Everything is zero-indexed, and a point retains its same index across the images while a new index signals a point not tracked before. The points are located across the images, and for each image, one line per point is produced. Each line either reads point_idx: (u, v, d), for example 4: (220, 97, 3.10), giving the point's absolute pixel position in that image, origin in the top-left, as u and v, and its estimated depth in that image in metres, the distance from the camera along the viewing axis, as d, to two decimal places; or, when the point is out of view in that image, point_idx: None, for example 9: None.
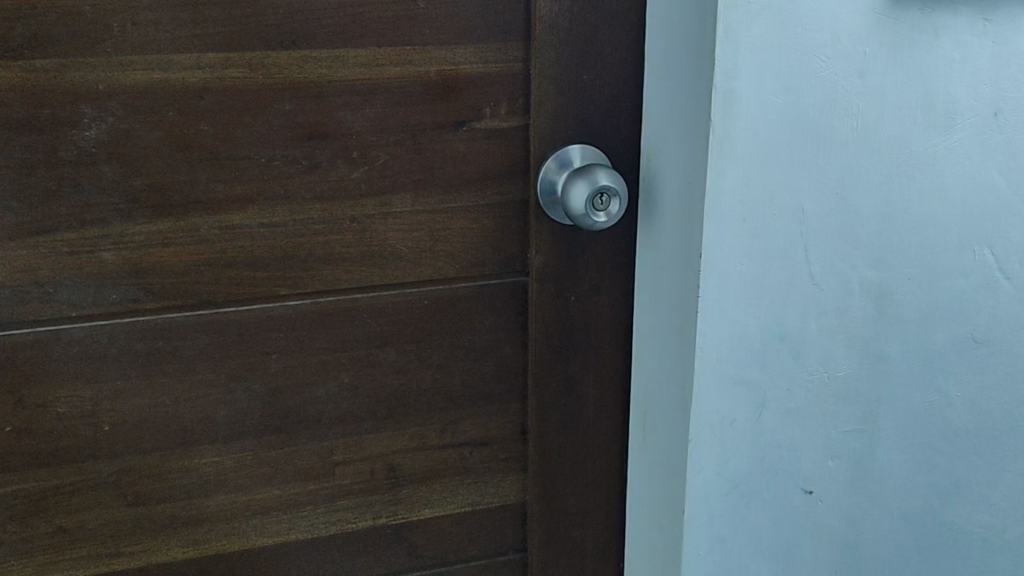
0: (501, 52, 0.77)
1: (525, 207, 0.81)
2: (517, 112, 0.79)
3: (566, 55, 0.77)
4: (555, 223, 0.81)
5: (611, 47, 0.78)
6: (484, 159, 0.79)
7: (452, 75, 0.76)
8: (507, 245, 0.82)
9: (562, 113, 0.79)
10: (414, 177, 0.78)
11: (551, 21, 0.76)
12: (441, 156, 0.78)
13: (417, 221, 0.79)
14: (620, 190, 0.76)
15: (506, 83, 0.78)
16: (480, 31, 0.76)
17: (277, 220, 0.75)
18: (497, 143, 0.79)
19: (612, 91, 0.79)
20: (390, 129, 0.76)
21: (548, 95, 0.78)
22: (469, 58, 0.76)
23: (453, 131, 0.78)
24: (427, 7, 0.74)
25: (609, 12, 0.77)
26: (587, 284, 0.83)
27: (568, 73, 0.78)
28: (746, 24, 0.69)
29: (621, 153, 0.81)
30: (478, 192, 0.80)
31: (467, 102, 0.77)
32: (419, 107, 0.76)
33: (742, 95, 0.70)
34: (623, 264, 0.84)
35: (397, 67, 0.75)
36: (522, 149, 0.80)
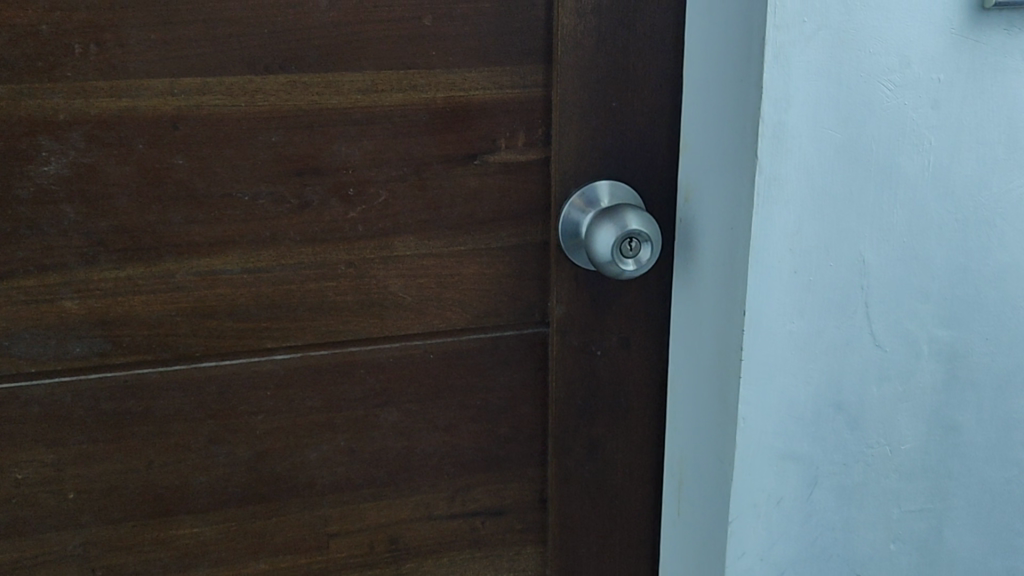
0: (519, 76, 0.68)
1: (545, 250, 0.72)
2: (536, 144, 0.70)
3: (592, 79, 0.68)
4: (579, 268, 0.72)
5: (644, 70, 0.69)
6: (499, 197, 0.70)
7: (462, 103, 0.67)
8: (524, 293, 0.72)
9: (587, 145, 0.70)
10: (418, 217, 0.69)
11: (576, 41, 0.67)
12: (449, 192, 0.69)
13: (422, 266, 0.70)
14: (652, 235, 0.67)
15: (523, 111, 0.69)
16: (494, 53, 0.67)
17: (262, 264, 0.67)
18: (513, 178, 0.70)
19: (646, 120, 0.70)
20: (391, 163, 0.67)
21: (571, 125, 0.69)
22: (482, 83, 0.67)
23: (463, 164, 0.69)
24: (433, 26, 0.65)
25: (643, 31, 0.68)
26: (615, 336, 0.74)
27: (594, 99, 0.69)
28: (799, 46, 0.59)
29: (655, 191, 0.72)
30: (492, 234, 0.71)
31: (479, 132, 0.68)
32: (424, 139, 0.67)
33: (793, 129, 0.60)
34: (657, 314, 0.74)
35: (399, 93, 0.66)
36: (542, 185, 0.71)
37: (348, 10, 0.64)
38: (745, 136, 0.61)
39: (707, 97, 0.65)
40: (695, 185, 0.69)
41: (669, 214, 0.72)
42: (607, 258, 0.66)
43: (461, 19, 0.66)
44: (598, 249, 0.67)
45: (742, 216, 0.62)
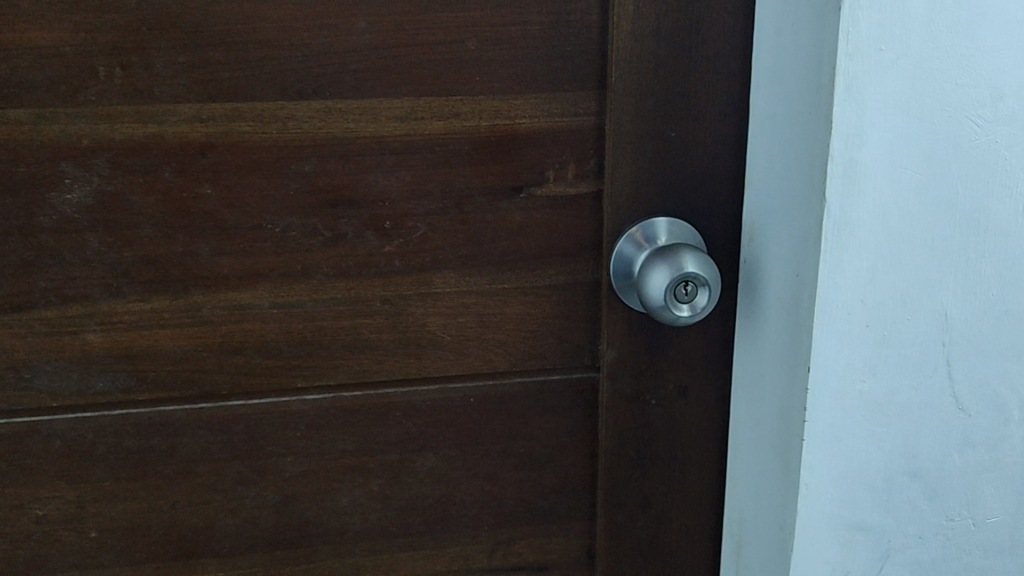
0: (569, 103, 0.63)
1: (596, 290, 0.67)
2: (587, 176, 0.65)
3: (649, 108, 0.63)
4: (633, 310, 0.66)
5: (706, 98, 0.63)
6: (546, 233, 0.65)
7: (508, 131, 0.63)
8: (573, 336, 0.67)
9: (643, 179, 0.64)
10: (459, 252, 0.64)
11: (631, 66, 0.62)
12: (493, 227, 0.64)
13: (462, 304, 0.65)
14: (710, 279, 0.61)
15: (574, 141, 0.64)
16: (542, 80, 0.62)
17: (292, 299, 0.63)
18: (562, 213, 0.65)
19: (708, 152, 0.64)
20: (431, 195, 0.63)
21: (625, 157, 0.64)
22: (529, 111, 0.63)
23: (508, 197, 0.64)
24: (477, 50, 0.61)
25: (706, 56, 0.62)
26: (671, 385, 0.68)
27: (651, 129, 0.63)
28: (875, 76, 0.53)
29: (718, 229, 0.66)
30: (539, 271, 0.66)
31: (526, 163, 0.64)
32: (466, 170, 0.63)
33: (867, 169, 0.54)
34: (718, 362, 0.68)
35: (440, 121, 0.62)
36: (593, 221, 0.66)
37: (386, 32, 0.60)
38: (813, 174, 0.55)
39: (774, 129, 0.59)
40: (759, 224, 0.63)
41: (732, 254, 0.66)
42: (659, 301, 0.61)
43: (507, 43, 0.61)
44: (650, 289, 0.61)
45: (809, 263, 0.56)
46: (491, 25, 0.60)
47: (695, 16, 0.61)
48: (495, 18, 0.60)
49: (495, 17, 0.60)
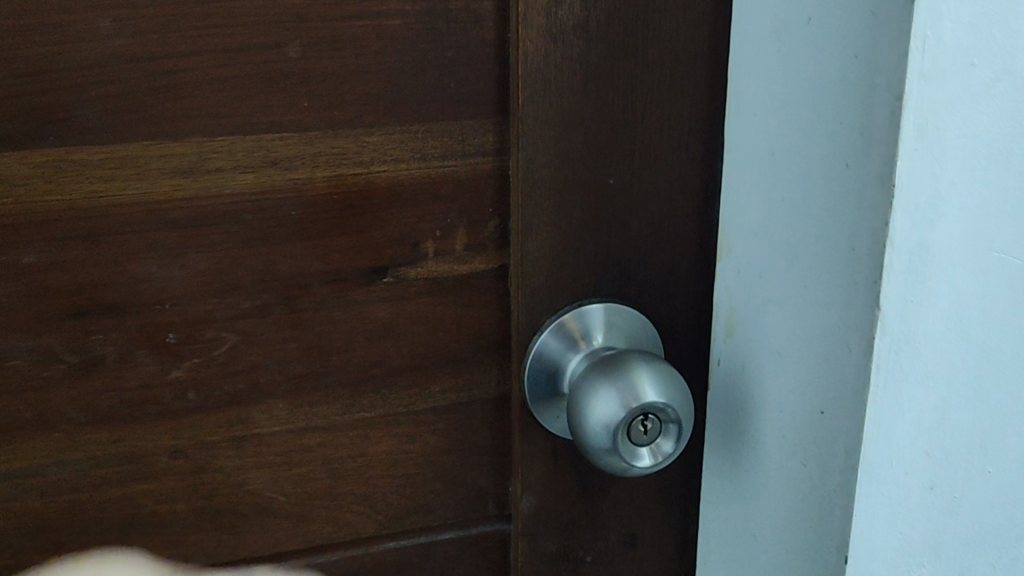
0: (452, 137, 0.41)
1: (501, 408, 0.46)
2: (484, 246, 0.43)
3: (577, 142, 0.41)
4: (557, 438, 0.45)
5: (660, 122, 0.42)
6: (425, 333, 0.44)
7: (360, 184, 0.41)
8: (468, 473, 0.47)
9: (567, 247, 0.43)
10: (290, 372, 0.43)
11: (548, 76, 0.40)
12: (342, 328, 0.43)
13: (301, 450, 0.44)
14: (680, 410, 0.40)
15: (462, 194, 0.42)
16: (410, 104, 0.40)
17: (27, 467, 0.41)
18: (447, 302, 0.44)
19: (662, 203, 0.43)
20: (241, 288, 0.41)
21: (540, 217, 0.42)
22: (392, 152, 0.41)
23: (362, 285, 0.42)
24: (303, 58, 0.39)
25: (657, 59, 0.41)
26: (613, 534, 0.48)
27: (580, 174, 0.42)
28: (961, 110, 0.32)
29: (678, 315, 0.45)
30: (415, 393, 0.45)
31: (391, 232, 0.42)
32: (297, 245, 0.41)
33: (941, 256, 0.34)
34: (680, 499, 0.48)
35: (246, 171, 0.39)
36: (495, 310, 0.44)
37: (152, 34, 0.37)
38: (851, 264, 0.34)
39: (772, 181, 0.38)
40: (743, 317, 0.42)
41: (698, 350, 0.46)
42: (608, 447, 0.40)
43: (351, 46, 0.39)
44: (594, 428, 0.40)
45: (841, 400, 0.35)
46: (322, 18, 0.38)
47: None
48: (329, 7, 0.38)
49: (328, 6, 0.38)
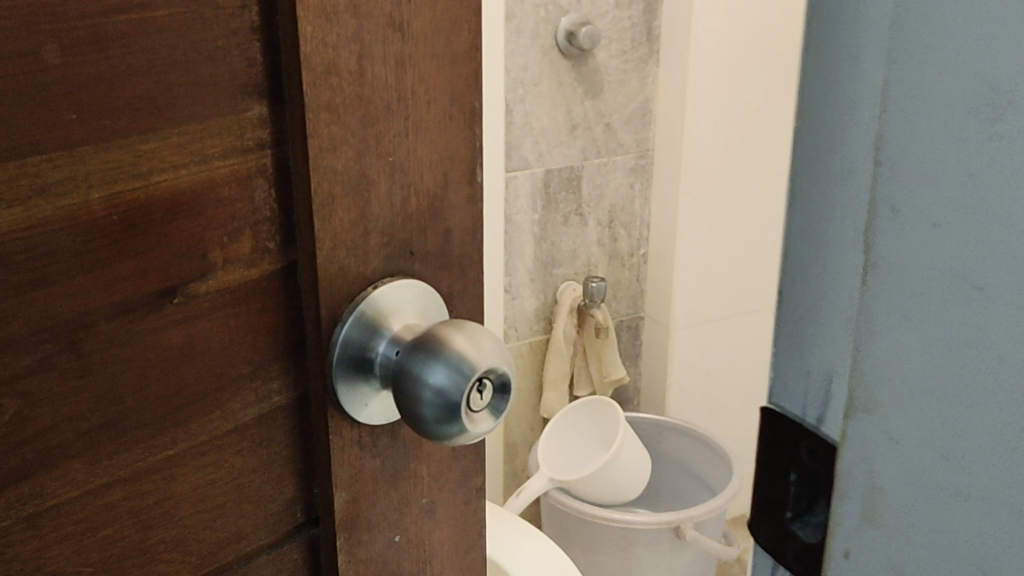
0: (231, 129, 0.37)
1: (302, 412, 0.43)
2: (271, 244, 0.40)
3: (355, 127, 0.40)
4: (360, 426, 0.44)
5: (428, 93, 0.42)
6: (225, 351, 0.39)
7: (140, 198, 0.35)
8: (275, 489, 0.43)
9: (363, 229, 0.41)
10: (89, 424, 0.36)
11: (332, 57, 0.38)
12: (134, 365, 0.37)
13: (101, 508, 0.37)
14: (494, 376, 0.41)
15: (243, 194, 0.38)
16: (178, 99, 0.35)
17: None
18: (243, 314, 0.39)
19: (435, 166, 0.43)
20: (17, 345, 0.33)
21: (338, 204, 0.40)
22: (171, 155, 0.36)
23: (151, 311, 0.37)
24: (62, 61, 0.32)
25: (420, 32, 0.41)
26: (417, 501, 0.48)
27: (360, 153, 0.40)
28: None
29: (452, 278, 0.46)
30: (223, 416, 0.40)
31: (176, 246, 0.37)
32: (77, 279, 0.34)
33: None
34: (460, 452, 0.50)
35: (10, 207, 0.32)
36: (290, 311, 0.41)
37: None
38: None
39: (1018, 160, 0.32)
40: None
41: (464, 305, 0.47)
42: (468, 385, 0.40)
43: (117, 44, 0.33)
44: (459, 363, 0.39)
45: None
46: (89, 13, 0.32)
47: None
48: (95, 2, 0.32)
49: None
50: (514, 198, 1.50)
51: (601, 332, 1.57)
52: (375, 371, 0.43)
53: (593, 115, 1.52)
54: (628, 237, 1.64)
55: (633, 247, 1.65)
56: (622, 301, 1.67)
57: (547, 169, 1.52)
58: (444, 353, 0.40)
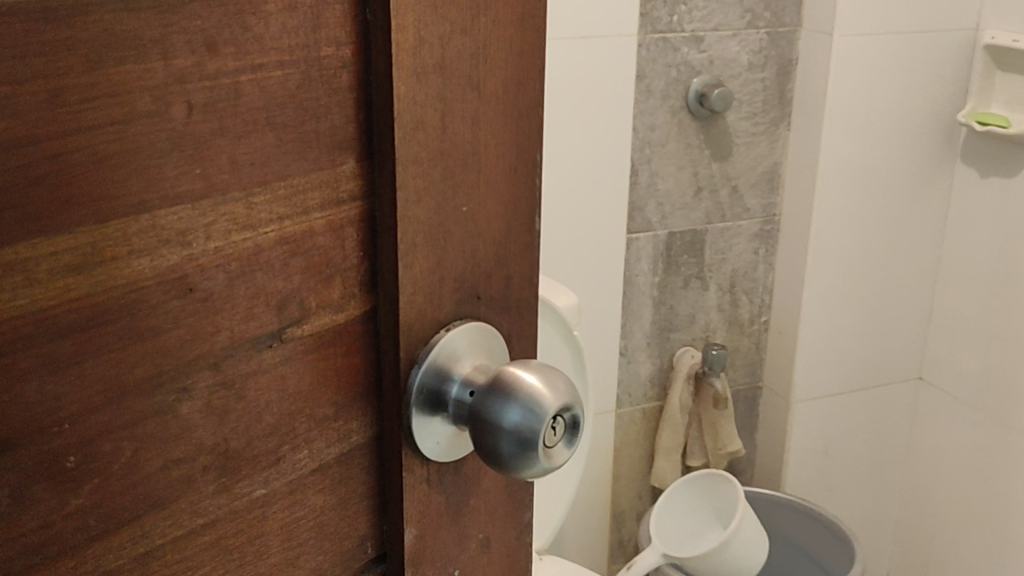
0: (330, 182, 0.40)
1: (380, 450, 0.45)
2: (358, 289, 0.42)
3: (437, 180, 0.43)
4: (429, 464, 0.46)
5: (498, 148, 0.45)
6: (312, 391, 0.41)
7: (249, 248, 0.38)
8: (352, 529, 0.45)
9: (439, 274, 0.44)
10: (195, 460, 0.38)
11: (419, 114, 0.41)
12: (236, 404, 0.39)
13: (201, 543, 0.38)
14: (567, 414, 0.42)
15: (336, 243, 0.41)
16: (286, 155, 0.38)
17: None
18: (331, 353, 0.42)
19: (501, 214, 0.46)
20: (139, 386, 0.35)
21: (419, 250, 0.43)
22: (276, 209, 0.38)
23: (252, 352, 0.39)
24: (189, 123, 0.35)
25: (494, 91, 0.44)
26: (474, 535, 0.50)
27: (439, 203, 0.43)
28: None
29: (510, 319, 0.49)
30: (308, 451, 0.42)
31: (275, 292, 0.39)
32: (191, 323, 0.36)
33: None
34: (513, 487, 0.52)
35: (137, 255, 0.34)
36: (372, 351, 0.43)
37: (53, 111, 0.31)
38: None
39: None
40: None
41: (522, 347, 0.50)
42: (545, 423, 0.40)
43: (238, 102, 0.36)
44: (536, 402, 0.40)
45: None
46: (217, 74, 0.35)
47: (483, 36, 0.43)
48: (223, 64, 0.35)
49: (217, 58, 0.35)
50: (634, 260, 1.52)
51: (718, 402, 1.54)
52: (449, 411, 0.44)
53: (719, 177, 1.53)
54: (750, 303, 1.62)
55: (754, 313, 1.63)
56: (738, 371, 1.65)
57: (669, 233, 1.53)
58: (520, 394, 0.40)
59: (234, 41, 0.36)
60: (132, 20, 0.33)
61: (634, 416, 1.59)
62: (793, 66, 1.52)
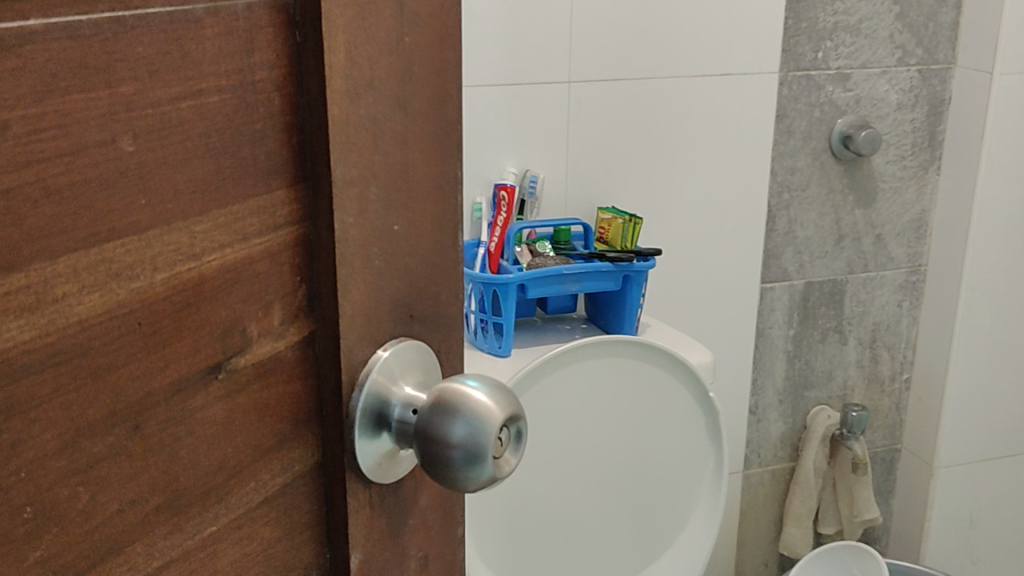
0: (268, 195, 0.36)
1: (325, 478, 0.41)
2: (298, 313, 0.38)
3: (373, 194, 0.39)
4: (372, 486, 0.42)
5: (425, 150, 0.42)
6: (256, 421, 0.37)
7: (197, 280, 0.34)
8: (297, 564, 0.40)
9: (377, 293, 0.41)
10: (147, 505, 0.33)
11: (352, 120, 0.38)
12: (189, 441, 0.35)
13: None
14: (518, 425, 0.39)
15: (277, 264, 0.37)
16: (230, 175, 0.34)
17: None
18: (274, 379, 0.38)
19: (429, 218, 0.43)
20: (94, 433, 0.31)
21: (356, 268, 0.39)
22: (221, 235, 0.34)
23: (201, 389, 0.35)
24: (137, 150, 0.31)
25: (418, 88, 0.41)
26: (414, 559, 0.46)
27: (375, 217, 0.40)
28: None
29: (440, 335, 0.45)
30: (254, 484, 0.38)
31: (222, 321, 0.35)
32: (144, 363, 0.32)
33: None
34: (451, 505, 0.49)
35: (90, 292, 0.30)
36: (313, 375, 0.39)
37: (1, 148, 0.27)
38: None
39: None
40: None
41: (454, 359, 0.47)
42: (493, 436, 0.37)
43: (179, 131, 0.32)
44: (479, 408, 0.37)
45: None
46: (161, 99, 0.31)
47: (407, 28, 0.39)
48: (166, 87, 0.32)
49: (159, 86, 0.31)
50: (769, 311, 1.46)
51: (858, 467, 1.45)
52: (393, 433, 0.41)
53: (864, 224, 1.46)
54: (891, 360, 1.54)
55: (895, 371, 1.54)
56: (877, 432, 1.56)
57: (808, 283, 1.46)
58: (462, 403, 0.37)
59: (175, 68, 0.32)
60: (76, 48, 0.29)
61: (763, 478, 1.52)
62: (945, 105, 1.44)
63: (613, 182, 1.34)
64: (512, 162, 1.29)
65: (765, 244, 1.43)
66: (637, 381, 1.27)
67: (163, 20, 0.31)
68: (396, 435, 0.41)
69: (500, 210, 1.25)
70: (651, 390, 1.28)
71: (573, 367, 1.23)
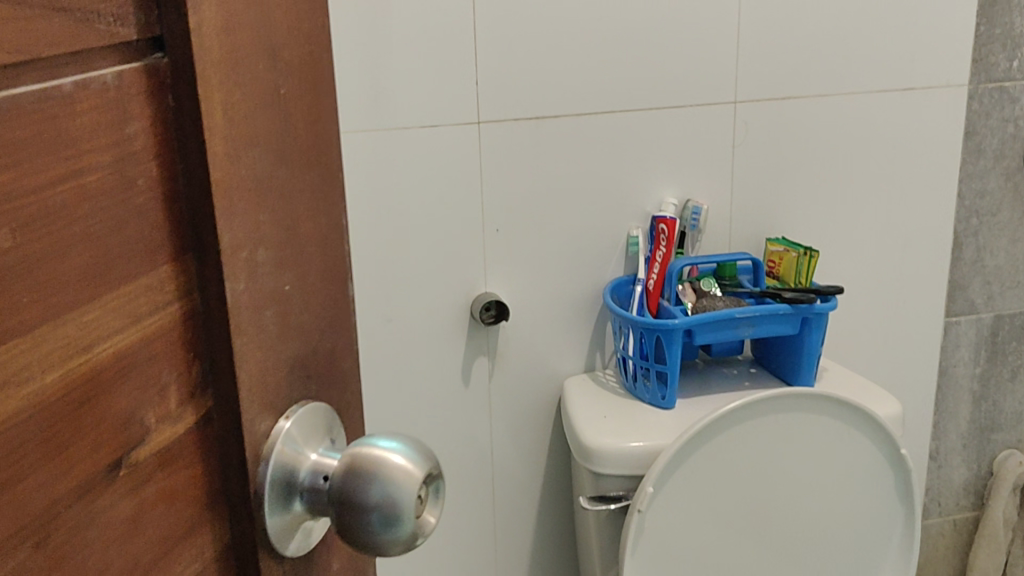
0: (152, 277, 0.33)
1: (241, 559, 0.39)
2: (192, 393, 0.36)
3: (264, 255, 0.38)
4: (287, 556, 0.41)
5: (306, 199, 0.41)
6: (163, 513, 0.35)
7: (88, 373, 0.31)
8: None
9: (276, 355, 0.39)
10: None
11: (237, 182, 0.36)
12: (99, 547, 0.31)
13: None
14: (437, 481, 0.38)
15: (167, 349, 0.34)
16: (110, 255, 0.31)
17: None
18: (178, 467, 0.35)
19: (315, 267, 0.42)
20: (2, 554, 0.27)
21: (252, 333, 0.37)
22: (107, 324, 0.31)
23: (104, 488, 0.32)
24: (21, 243, 0.27)
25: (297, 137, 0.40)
26: None
27: (265, 276, 0.38)
28: None
29: (333, 387, 0.45)
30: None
31: (117, 415, 0.32)
32: (47, 473, 0.29)
33: None
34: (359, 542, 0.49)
35: None
36: (215, 454, 0.37)
37: None
38: None
39: None
40: None
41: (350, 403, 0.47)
42: (412, 498, 0.36)
43: (62, 216, 0.29)
44: (400, 472, 0.36)
45: None
46: (38, 183, 0.28)
47: (282, 75, 0.38)
48: (42, 168, 0.28)
49: (34, 172, 0.28)
50: (954, 347, 1.37)
51: None
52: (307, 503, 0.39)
53: None
54: None
55: None
56: None
57: (997, 316, 1.37)
58: (377, 468, 0.36)
59: (51, 149, 0.28)
60: None
61: (945, 528, 1.45)
62: None
63: (788, 212, 1.26)
64: (672, 191, 1.23)
65: (951, 276, 1.33)
66: (820, 439, 1.15)
67: (32, 98, 0.28)
68: (309, 505, 0.39)
69: (659, 243, 1.19)
70: (835, 448, 1.16)
71: (750, 422, 1.12)
